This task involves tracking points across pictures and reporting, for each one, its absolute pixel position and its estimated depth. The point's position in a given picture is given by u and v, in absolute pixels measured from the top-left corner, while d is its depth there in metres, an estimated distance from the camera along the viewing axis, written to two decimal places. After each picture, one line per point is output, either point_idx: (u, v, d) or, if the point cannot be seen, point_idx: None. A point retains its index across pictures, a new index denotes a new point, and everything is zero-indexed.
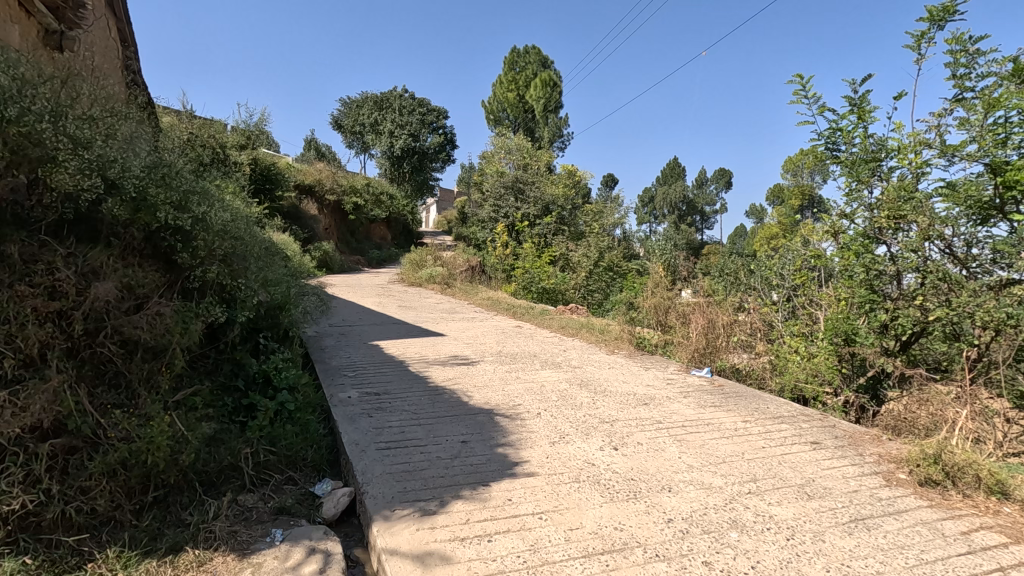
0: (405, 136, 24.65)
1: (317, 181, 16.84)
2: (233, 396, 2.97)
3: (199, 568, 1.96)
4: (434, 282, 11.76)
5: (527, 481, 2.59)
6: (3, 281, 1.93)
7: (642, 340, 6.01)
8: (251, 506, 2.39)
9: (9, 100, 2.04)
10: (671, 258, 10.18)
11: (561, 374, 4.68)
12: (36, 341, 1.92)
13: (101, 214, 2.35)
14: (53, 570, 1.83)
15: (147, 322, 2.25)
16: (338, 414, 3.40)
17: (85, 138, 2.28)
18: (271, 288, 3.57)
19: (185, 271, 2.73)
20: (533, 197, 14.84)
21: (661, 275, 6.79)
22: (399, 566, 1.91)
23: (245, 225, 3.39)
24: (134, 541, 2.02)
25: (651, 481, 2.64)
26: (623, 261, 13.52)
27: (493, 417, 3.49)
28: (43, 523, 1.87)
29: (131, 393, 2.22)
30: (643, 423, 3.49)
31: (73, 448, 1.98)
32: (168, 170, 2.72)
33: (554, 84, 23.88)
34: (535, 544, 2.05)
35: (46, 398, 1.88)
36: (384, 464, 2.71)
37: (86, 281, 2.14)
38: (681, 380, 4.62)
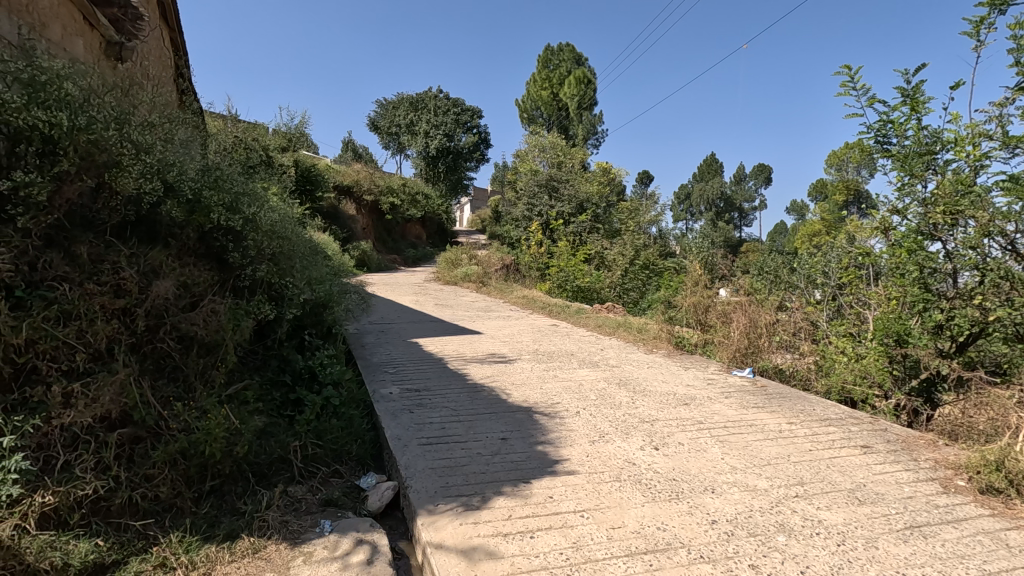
0: (439, 136, 24.91)
1: (355, 181, 17.20)
2: (282, 390, 3.08)
3: (255, 555, 2.03)
4: (469, 281, 11.85)
5: (568, 479, 2.59)
6: (73, 280, 2.04)
7: (681, 340, 5.91)
8: (301, 497, 2.47)
9: (78, 110, 2.14)
10: (708, 257, 9.98)
11: (599, 373, 4.65)
12: (104, 336, 2.04)
13: (160, 215, 2.47)
14: (122, 553, 1.91)
15: (202, 319, 2.38)
16: (381, 408, 3.49)
17: (146, 144, 2.41)
18: (315, 286, 3.69)
19: (236, 271, 2.86)
20: (567, 194, 14.60)
21: (699, 274, 6.64)
22: (444, 559, 1.94)
23: (290, 226, 3.53)
24: (195, 527, 2.10)
25: (694, 481, 2.61)
26: (660, 259, 13.32)
27: (532, 415, 3.50)
28: (113, 507, 1.96)
29: (187, 386, 2.33)
30: (684, 424, 3.44)
31: (138, 438, 2.10)
32: (220, 173, 2.86)
33: (588, 82, 23.72)
34: (577, 542, 2.05)
35: (113, 390, 1.99)
36: (426, 459, 2.76)
37: (147, 280, 2.26)
38: (722, 381, 4.53)
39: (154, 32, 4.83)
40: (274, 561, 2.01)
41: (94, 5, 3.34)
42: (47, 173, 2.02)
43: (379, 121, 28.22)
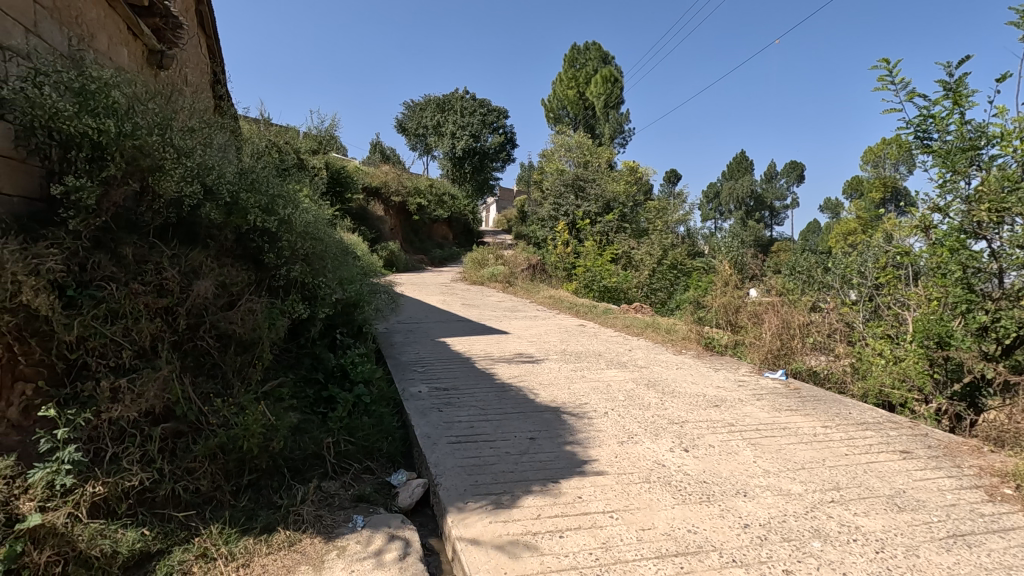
0: (466, 137, 25.08)
1: (384, 182, 17.45)
2: (315, 388, 3.15)
3: (291, 548, 2.08)
4: (496, 280, 11.90)
5: (597, 480, 2.59)
6: (120, 280, 2.13)
7: (710, 340, 5.81)
8: (334, 492, 2.51)
9: (124, 117, 2.24)
10: (739, 257, 9.82)
11: (627, 374, 4.62)
12: (148, 333, 2.12)
13: (200, 217, 2.56)
14: (166, 542, 1.98)
15: (240, 318, 2.45)
16: (410, 406, 3.53)
17: (187, 149, 2.49)
18: (346, 286, 3.77)
19: (271, 271, 2.94)
20: (594, 194, 14.51)
21: (729, 274, 6.55)
22: (475, 556, 1.96)
23: (322, 227, 3.62)
24: (234, 519, 2.17)
25: (725, 484, 2.57)
26: (689, 259, 13.16)
27: (560, 415, 3.50)
28: (157, 498, 2.04)
29: (226, 383, 2.41)
30: (714, 426, 3.39)
31: (180, 433, 2.18)
32: (256, 176, 2.94)
33: (615, 80, 23.54)
34: (606, 542, 2.05)
35: (157, 385, 2.07)
36: (455, 457, 2.79)
37: (188, 280, 2.34)
38: (754, 383, 4.46)
39: (193, 40, 5.01)
40: (309, 554, 2.05)
41: (137, 16, 3.50)
42: (96, 178, 2.12)
43: (406, 122, 28.54)
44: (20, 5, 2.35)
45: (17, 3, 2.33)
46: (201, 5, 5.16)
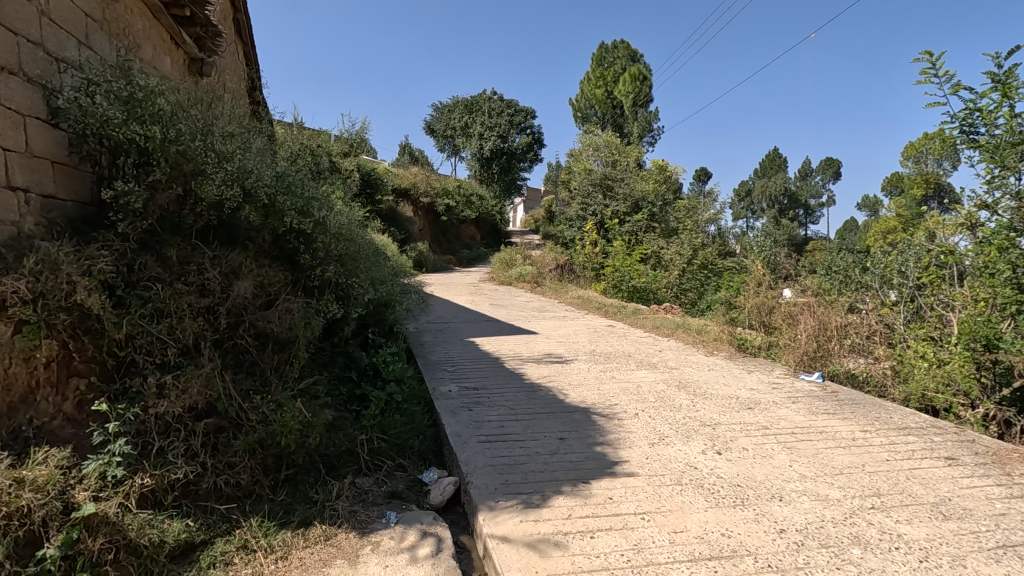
0: (494, 137, 25.18)
1: (412, 184, 17.66)
2: (348, 385, 3.21)
3: (327, 542, 2.13)
4: (524, 281, 11.92)
5: (628, 481, 2.57)
6: (165, 280, 2.22)
7: (743, 342, 5.70)
8: (367, 488, 2.56)
9: (169, 124, 2.32)
10: (772, 257, 9.62)
11: (657, 375, 4.57)
12: (191, 332, 2.20)
13: (239, 220, 2.65)
14: (209, 533, 2.05)
15: (277, 317, 2.52)
16: (440, 405, 3.57)
17: (228, 153, 2.58)
18: (377, 286, 3.84)
19: (307, 271, 3.02)
20: (622, 193, 14.35)
21: (762, 274, 6.43)
22: (507, 554, 1.98)
23: (355, 229, 3.69)
24: (273, 513, 2.23)
25: (760, 488, 2.52)
26: (719, 259, 12.97)
27: (590, 416, 3.49)
28: (200, 491, 2.12)
29: (264, 380, 2.48)
30: (748, 428, 3.33)
31: (221, 428, 2.25)
32: (292, 179, 3.02)
33: (644, 78, 23.29)
34: (638, 544, 2.04)
35: (200, 382, 2.15)
36: (486, 456, 2.81)
37: (228, 280, 2.41)
38: (788, 385, 4.35)
39: (231, 48, 5.17)
40: (345, 548, 2.10)
41: (179, 26, 3.64)
42: (143, 183, 2.22)
43: (434, 124, 28.80)
44: (72, 18, 2.48)
45: (69, 16, 2.45)
46: (238, 13, 5.32)
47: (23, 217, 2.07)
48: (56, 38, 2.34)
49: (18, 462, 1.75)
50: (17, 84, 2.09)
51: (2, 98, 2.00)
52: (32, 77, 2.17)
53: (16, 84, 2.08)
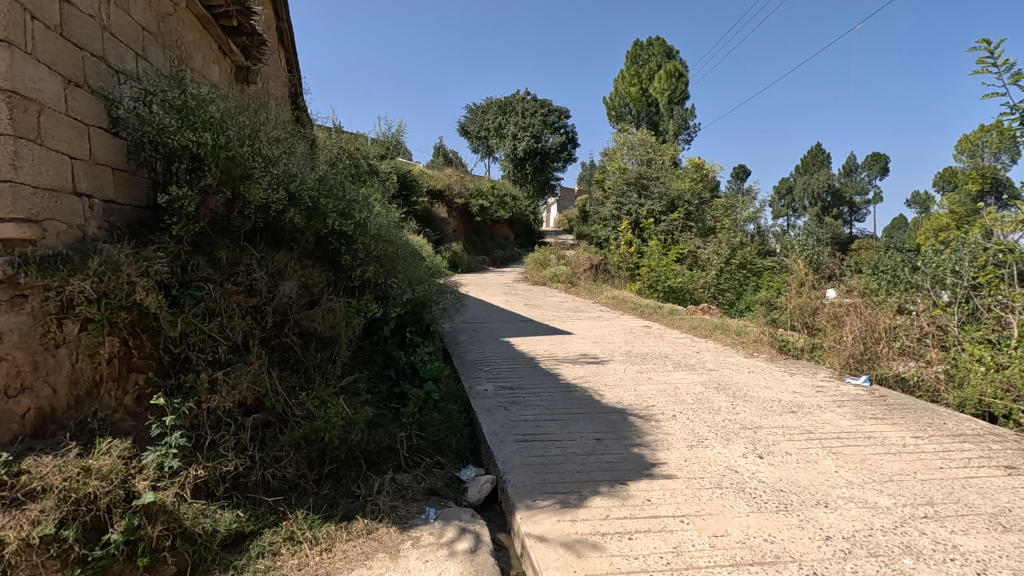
0: (527, 137, 25.22)
1: (447, 185, 17.87)
2: (388, 383, 3.29)
3: (368, 536, 2.18)
4: (558, 281, 11.91)
5: (666, 483, 2.54)
6: (215, 281, 2.31)
7: (785, 343, 5.54)
8: (407, 484, 2.61)
9: (219, 130, 2.41)
10: (815, 256, 9.35)
11: (695, 377, 4.49)
12: (240, 330, 2.29)
13: (284, 222, 2.74)
14: (257, 524, 2.13)
15: (320, 316, 2.60)
16: (477, 404, 3.60)
17: (274, 157, 2.67)
18: (415, 286, 3.91)
19: (348, 272, 3.10)
20: (657, 192, 14.14)
21: (805, 274, 6.25)
22: (545, 553, 1.98)
23: (393, 230, 3.78)
24: (317, 506, 2.29)
25: (804, 494, 2.45)
26: (759, 258, 12.66)
27: (627, 416, 3.46)
28: (249, 483, 2.20)
29: (308, 377, 2.56)
30: (791, 432, 3.25)
31: (268, 423, 2.34)
32: (334, 182, 3.11)
33: (679, 75, 22.96)
34: (678, 547, 2.01)
35: (248, 378, 2.23)
36: (522, 456, 2.82)
37: (275, 281, 2.50)
38: (833, 388, 4.22)
39: (274, 56, 5.36)
40: (385, 542, 2.14)
41: (226, 36, 3.79)
42: (195, 187, 2.32)
43: (469, 125, 29.00)
44: (130, 32, 2.62)
45: (127, 30, 2.59)
46: (281, 22, 5.50)
47: (87, 221, 2.19)
48: (116, 51, 2.48)
49: (85, 452, 1.88)
50: (82, 95, 2.22)
51: (70, 109, 2.13)
52: (95, 89, 2.30)
53: (82, 96, 2.21)
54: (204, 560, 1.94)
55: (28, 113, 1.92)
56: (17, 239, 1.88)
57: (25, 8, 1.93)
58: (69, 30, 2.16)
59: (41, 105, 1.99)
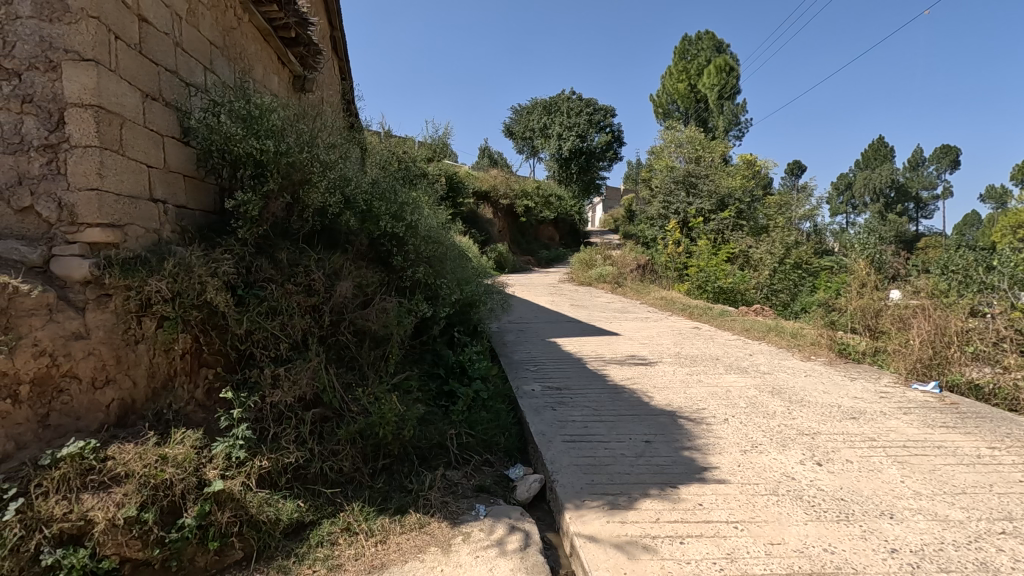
0: (573, 137, 25.12)
1: (492, 186, 18.04)
2: (437, 381, 3.36)
3: (421, 529, 2.24)
4: (605, 281, 11.81)
5: (719, 488, 2.48)
6: (277, 281, 2.42)
7: (845, 346, 5.30)
8: (457, 481, 2.65)
9: (280, 137, 2.53)
10: (877, 255, 8.89)
11: (749, 380, 4.35)
12: (300, 329, 2.39)
13: (340, 225, 2.85)
14: (316, 514, 2.22)
15: (374, 316, 2.69)
16: (525, 404, 3.62)
17: (331, 162, 2.78)
18: (463, 287, 3.98)
19: (399, 272, 3.19)
20: (706, 190, 13.79)
21: (866, 274, 5.95)
22: (594, 554, 1.98)
23: (441, 231, 3.86)
24: (372, 499, 2.37)
25: (867, 504, 2.35)
26: (816, 258, 12.13)
27: (677, 419, 3.40)
28: (309, 475, 2.29)
29: (363, 374, 2.65)
30: (852, 439, 3.11)
31: (326, 418, 2.43)
32: (386, 186, 3.21)
33: (730, 70, 22.32)
34: (731, 553, 1.97)
35: (308, 374, 2.34)
36: (571, 456, 2.83)
37: (331, 281, 2.60)
38: (898, 395, 4.01)
39: (329, 64, 5.56)
40: (437, 536, 2.19)
41: (285, 47, 3.97)
42: (259, 192, 2.45)
43: (514, 125, 29.14)
44: (200, 47, 2.78)
45: (197, 45, 2.75)
46: (334, 31, 5.71)
47: (162, 225, 2.34)
48: (187, 65, 2.65)
49: (162, 441, 2.02)
50: (159, 108, 2.38)
51: (147, 121, 2.28)
52: (169, 101, 2.46)
53: (158, 108, 2.37)
54: (269, 546, 2.04)
55: (112, 125, 2.07)
56: (102, 243, 2.03)
57: (109, 29, 2.09)
58: (147, 48, 2.32)
59: (123, 118, 2.14)
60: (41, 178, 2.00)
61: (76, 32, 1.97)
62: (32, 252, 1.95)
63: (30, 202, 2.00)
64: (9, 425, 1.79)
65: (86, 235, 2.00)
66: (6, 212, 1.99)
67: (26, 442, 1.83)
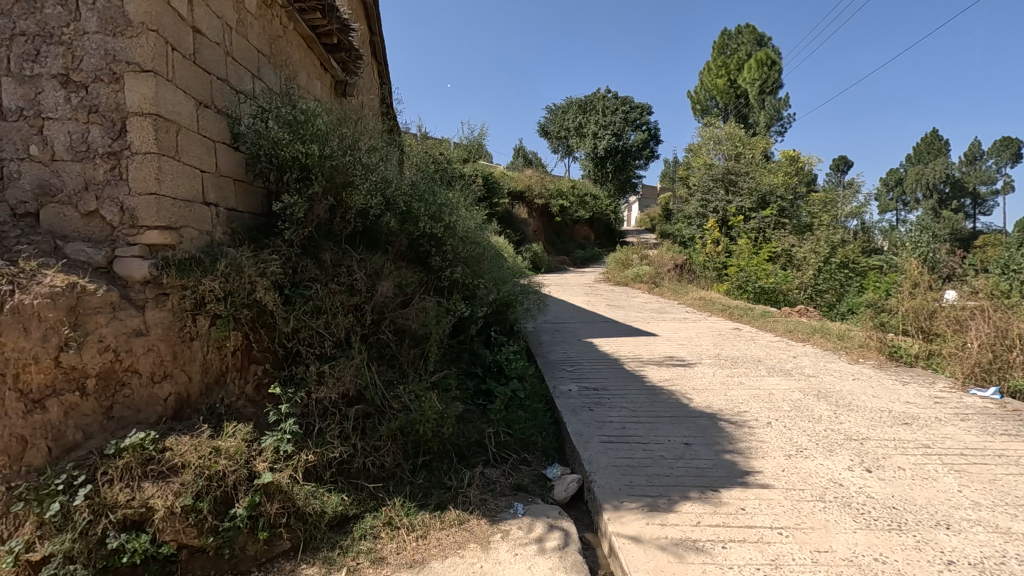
0: (609, 136, 24.90)
1: (527, 186, 18.06)
2: (475, 380, 3.39)
3: (460, 526, 2.27)
4: (642, 281, 11.67)
5: (762, 493, 2.43)
6: (321, 281, 2.49)
7: (896, 349, 5.09)
8: (495, 479, 2.67)
9: (325, 141, 2.60)
10: (932, 253, 8.48)
11: (792, 383, 4.23)
12: (343, 327, 2.46)
13: (380, 226, 2.92)
14: (360, 508, 2.27)
15: (413, 315, 2.74)
16: (562, 404, 3.62)
17: (371, 165, 2.85)
18: (499, 287, 4.01)
19: (438, 272, 3.24)
20: (747, 187, 13.44)
21: (919, 273, 5.69)
22: (634, 555, 1.97)
23: (478, 232, 3.90)
24: (412, 494, 2.41)
25: (921, 513, 2.25)
26: (864, 256, 11.66)
27: (717, 421, 3.34)
28: (352, 469, 2.35)
29: (403, 372, 2.70)
30: (905, 446, 2.98)
31: (369, 414, 2.49)
32: (424, 187, 3.27)
33: (772, 64, 21.71)
34: (776, 560, 1.93)
35: (351, 372, 2.40)
36: (608, 456, 2.82)
37: (373, 281, 2.67)
38: (955, 400, 3.83)
39: (368, 68, 5.68)
40: (476, 533, 2.22)
41: (328, 53, 4.08)
42: (304, 195, 2.53)
43: (548, 125, 29.09)
44: (249, 55, 2.89)
45: (246, 53, 2.86)
46: (373, 36, 5.84)
47: (215, 227, 2.45)
48: (237, 74, 2.76)
49: (216, 434, 2.11)
50: (211, 115, 2.48)
51: (201, 128, 2.39)
52: (220, 108, 2.57)
53: (210, 115, 2.48)
54: (315, 538, 2.11)
55: (168, 133, 2.18)
56: (160, 245, 2.13)
57: (167, 41, 2.19)
58: (200, 58, 2.43)
59: (178, 126, 2.24)
60: (105, 184, 2.12)
61: (136, 45, 2.08)
62: (97, 253, 2.08)
63: (95, 206, 2.12)
64: (77, 416, 1.92)
65: (145, 237, 2.10)
66: (74, 216, 2.13)
67: (92, 432, 1.95)
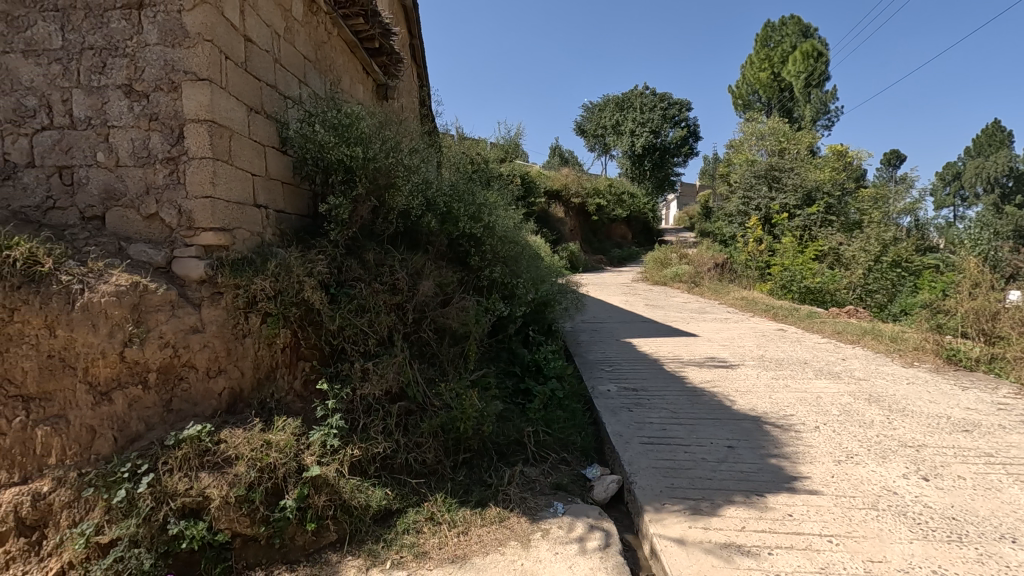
0: (646, 133, 24.55)
1: (563, 185, 17.97)
2: (514, 379, 3.41)
3: (501, 523, 2.28)
4: (680, 281, 11.45)
5: (811, 499, 2.36)
6: (365, 280, 2.55)
7: (954, 352, 4.84)
8: (535, 478, 2.68)
9: (368, 144, 2.66)
10: (993, 252, 8.01)
11: (841, 386, 4.08)
12: (385, 325, 2.51)
13: (421, 227, 2.97)
14: (402, 503, 2.31)
15: (453, 315, 2.78)
16: (601, 405, 3.59)
17: (412, 166, 2.90)
18: (537, 286, 4.02)
19: (477, 272, 3.27)
20: (792, 184, 13.02)
21: (980, 272, 5.38)
22: (677, 558, 1.94)
23: (517, 232, 3.92)
24: (453, 491, 2.44)
25: (984, 525, 2.14)
26: (918, 255, 11.12)
27: (762, 425, 3.25)
28: (395, 464, 2.40)
29: (443, 370, 2.74)
30: (965, 454, 2.83)
31: (410, 411, 2.54)
32: (463, 188, 3.30)
33: (818, 55, 20.94)
34: (826, 568, 1.87)
35: (393, 369, 2.45)
36: (649, 457, 2.79)
37: (414, 281, 2.72)
38: (1020, 407, 3.61)
39: (408, 71, 5.78)
40: (516, 531, 2.23)
41: (370, 58, 4.17)
42: (348, 197, 2.60)
43: (585, 123, 28.87)
44: (295, 61, 2.99)
45: (293, 59, 2.95)
46: (413, 39, 5.95)
47: (265, 228, 2.54)
48: (285, 80, 2.85)
49: (267, 427, 2.20)
50: (261, 121, 2.58)
51: (252, 133, 2.48)
52: (269, 113, 2.66)
53: (260, 120, 2.57)
54: (360, 531, 2.16)
55: (222, 138, 2.27)
56: (215, 245, 2.23)
57: (221, 50, 2.29)
58: (251, 66, 2.52)
59: (231, 131, 2.34)
60: (164, 188, 2.23)
61: (192, 55, 2.18)
62: (158, 254, 2.19)
63: (155, 209, 2.24)
64: (140, 408, 2.05)
65: (201, 239, 2.20)
66: (136, 219, 2.24)
67: (153, 424, 2.08)
